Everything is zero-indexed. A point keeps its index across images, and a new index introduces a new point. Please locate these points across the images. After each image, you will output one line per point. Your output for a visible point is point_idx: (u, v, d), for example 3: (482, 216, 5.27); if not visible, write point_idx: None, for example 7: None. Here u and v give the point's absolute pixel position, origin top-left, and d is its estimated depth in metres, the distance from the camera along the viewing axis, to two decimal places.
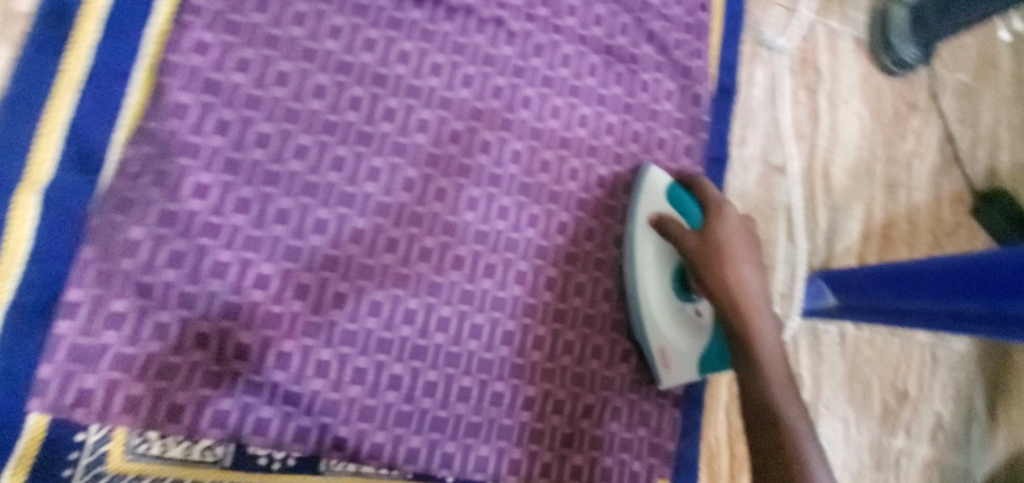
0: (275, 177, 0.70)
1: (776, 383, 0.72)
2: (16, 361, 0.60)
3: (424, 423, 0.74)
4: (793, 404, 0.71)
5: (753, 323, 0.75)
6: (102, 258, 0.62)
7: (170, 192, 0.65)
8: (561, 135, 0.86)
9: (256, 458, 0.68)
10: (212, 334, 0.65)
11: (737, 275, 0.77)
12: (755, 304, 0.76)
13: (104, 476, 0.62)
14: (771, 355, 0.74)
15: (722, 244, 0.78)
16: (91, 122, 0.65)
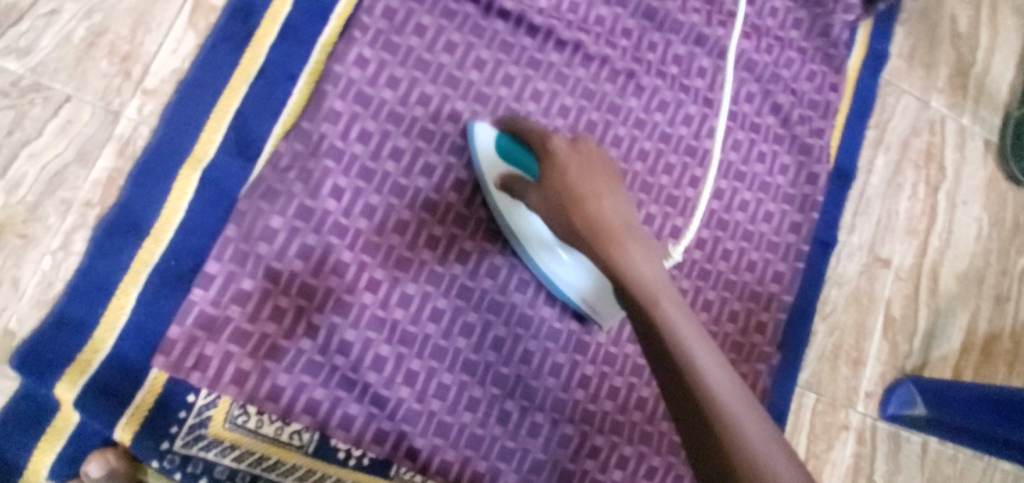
0: (402, 190, 0.74)
1: (724, 392, 0.55)
2: (153, 317, 0.66)
3: (491, 450, 0.75)
4: (757, 423, 0.54)
5: (661, 291, 0.60)
6: (243, 239, 0.68)
7: (312, 189, 0.71)
8: (671, 191, 0.85)
9: (336, 450, 0.71)
10: (322, 325, 0.70)
11: (597, 216, 0.64)
12: (650, 261, 0.62)
13: (203, 439, 0.66)
14: (699, 341, 0.58)
15: (578, 177, 0.66)
16: (255, 114, 0.72)
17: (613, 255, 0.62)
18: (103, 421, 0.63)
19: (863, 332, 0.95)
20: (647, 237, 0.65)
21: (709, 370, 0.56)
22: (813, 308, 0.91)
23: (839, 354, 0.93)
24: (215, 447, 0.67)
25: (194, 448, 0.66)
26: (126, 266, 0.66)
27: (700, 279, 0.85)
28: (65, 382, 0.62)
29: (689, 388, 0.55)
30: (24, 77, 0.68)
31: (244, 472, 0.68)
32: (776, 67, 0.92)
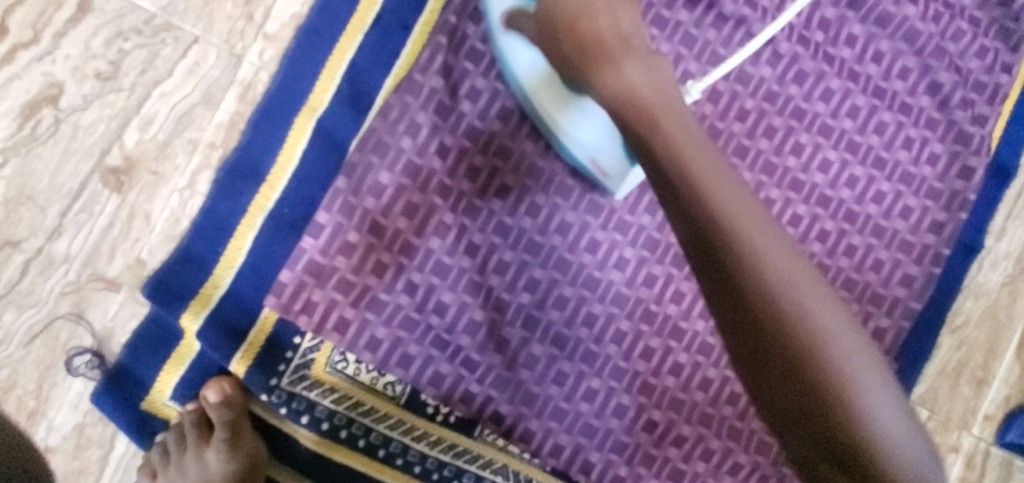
0: (507, 151, 0.72)
1: (739, 214, 0.45)
2: (265, 260, 0.68)
3: (574, 425, 0.74)
4: (839, 319, 0.45)
5: (707, 159, 0.48)
6: (352, 190, 0.68)
7: (420, 145, 0.70)
8: (796, 175, 0.77)
9: (425, 405, 0.72)
10: (421, 284, 0.70)
11: (619, 73, 0.52)
12: (645, 74, 0.52)
13: (306, 379, 0.69)
14: (761, 224, 0.46)
15: (572, 12, 0.54)
16: (369, 65, 0.70)
17: (645, 115, 0.50)
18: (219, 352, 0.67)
19: (995, 351, 0.84)
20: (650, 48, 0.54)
21: (779, 260, 0.45)
22: (939, 317, 0.83)
23: (962, 372, 0.84)
24: (316, 388, 0.69)
25: (298, 387, 0.69)
26: (244, 209, 0.68)
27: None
28: (189, 314, 0.66)
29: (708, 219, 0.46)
30: (156, 16, 0.69)
31: (342, 414, 0.70)
32: (942, 39, 0.80)
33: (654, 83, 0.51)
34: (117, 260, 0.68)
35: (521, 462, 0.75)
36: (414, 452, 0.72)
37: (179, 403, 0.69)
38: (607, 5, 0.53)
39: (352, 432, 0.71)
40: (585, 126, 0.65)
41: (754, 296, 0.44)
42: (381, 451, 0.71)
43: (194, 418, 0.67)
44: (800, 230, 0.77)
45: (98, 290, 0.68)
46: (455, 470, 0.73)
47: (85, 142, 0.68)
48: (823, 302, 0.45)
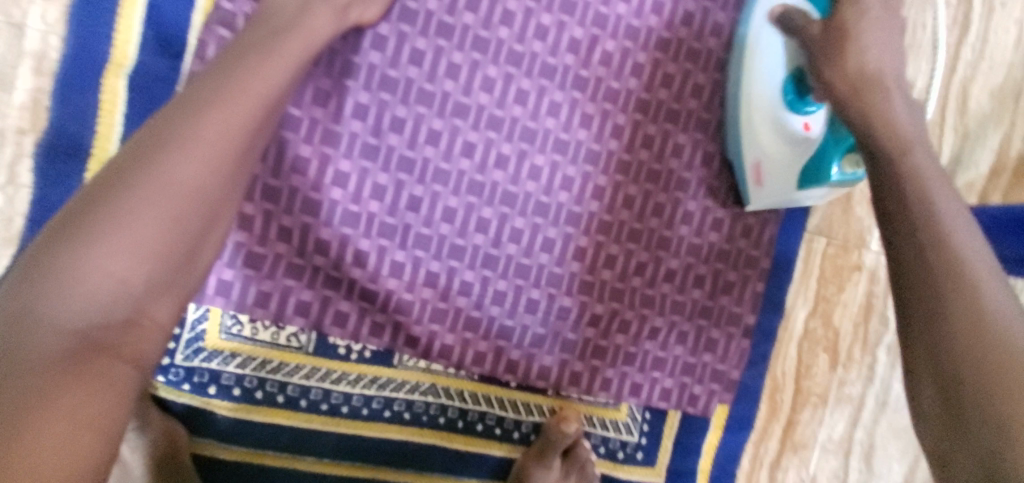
0: (428, 96, 0.73)
1: (939, 198, 0.51)
2: None
3: (556, 345, 0.80)
4: (1013, 343, 0.43)
5: (930, 171, 0.54)
6: (270, 173, 0.70)
7: (333, 113, 0.71)
8: (690, 45, 0.79)
9: (336, 347, 0.74)
10: (371, 251, 0.73)
11: (866, 58, 0.61)
12: (913, 122, 0.59)
13: (203, 351, 0.70)
14: (949, 198, 0.51)
15: (856, 89, 0.61)
16: (172, 5, 0.68)
17: (864, 94, 0.60)
18: (176, 357, 0.70)
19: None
20: (916, 104, 0.61)
21: (966, 241, 0.48)
22: None
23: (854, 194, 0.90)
24: (299, 372, 0.73)
25: (195, 360, 0.70)
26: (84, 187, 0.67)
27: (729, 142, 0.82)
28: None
29: (901, 200, 0.52)
30: None
31: (251, 376, 0.72)
32: None
33: (908, 110, 0.59)
34: None
35: (499, 388, 0.80)
36: (419, 404, 0.77)
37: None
38: (872, 24, 0.62)
39: (267, 391, 0.73)
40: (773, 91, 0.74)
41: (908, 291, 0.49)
42: (324, 405, 0.74)
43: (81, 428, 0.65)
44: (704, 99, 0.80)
45: None
46: (458, 410, 0.79)
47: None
48: (987, 267, 0.47)
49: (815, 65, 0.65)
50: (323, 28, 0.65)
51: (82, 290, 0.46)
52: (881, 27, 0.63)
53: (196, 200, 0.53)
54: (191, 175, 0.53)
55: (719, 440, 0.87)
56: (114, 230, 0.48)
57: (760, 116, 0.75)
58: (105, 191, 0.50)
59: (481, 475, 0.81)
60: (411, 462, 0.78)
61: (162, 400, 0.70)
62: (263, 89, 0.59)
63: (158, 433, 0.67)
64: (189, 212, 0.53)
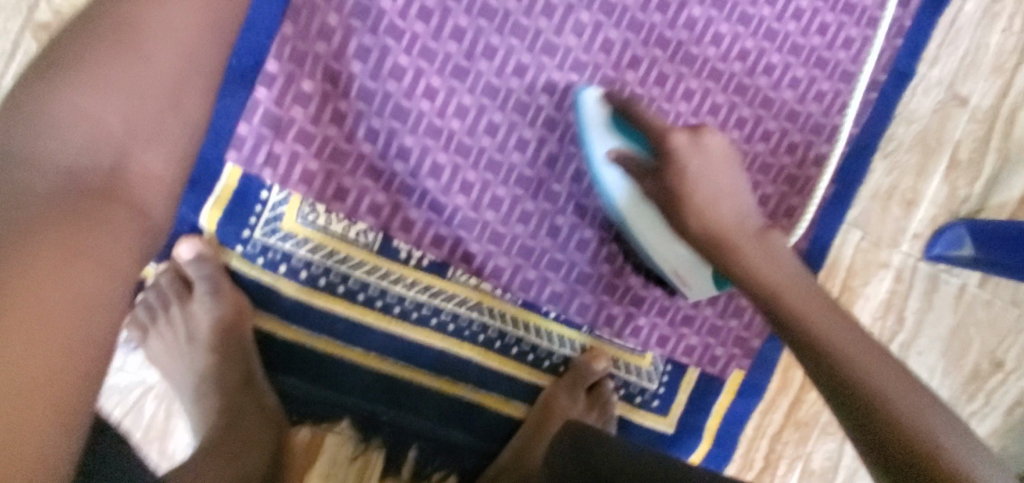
0: (522, 31, 0.77)
1: (823, 323, 0.68)
2: None
3: (598, 285, 0.85)
4: (881, 366, 0.64)
5: (749, 248, 0.75)
6: (367, 76, 0.74)
7: (433, 29, 0.75)
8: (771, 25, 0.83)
9: (399, 251, 0.79)
10: (446, 166, 0.78)
11: (711, 212, 0.75)
12: (735, 208, 0.76)
13: (279, 232, 0.75)
14: (757, 248, 0.75)
15: (712, 247, 0.75)
16: None
17: (723, 253, 0.75)
18: (255, 232, 0.75)
19: (923, 174, 0.93)
20: (739, 179, 0.77)
21: (750, 265, 0.74)
22: (876, 143, 0.91)
23: (893, 195, 0.93)
24: (362, 267, 0.78)
25: (272, 238, 0.75)
26: None
27: (787, 121, 0.86)
28: (213, 210, 0.73)
29: (835, 373, 0.65)
30: None
31: (319, 263, 0.77)
32: None
33: (736, 230, 0.75)
34: None
35: (539, 317, 0.85)
36: (463, 318, 0.82)
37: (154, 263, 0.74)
38: (710, 176, 0.75)
39: (330, 280, 0.78)
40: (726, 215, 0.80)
41: (811, 343, 0.68)
42: (379, 303, 0.79)
43: (171, 276, 0.74)
44: (773, 78, 0.84)
45: None
46: (498, 331, 0.84)
47: None
48: (853, 346, 0.66)
49: (665, 211, 0.76)
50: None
51: (66, 137, 0.49)
52: (718, 166, 0.75)
53: (185, 65, 0.55)
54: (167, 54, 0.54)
55: (729, 403, 0.93)
56: (86, 112, 0.50)
57: (645, 222, 0.80)
58: (79, 44, 0.52)
59: (509, 395, 0.86)
60: (447, 371, 0.83)
61: (235, 271, 0.76)
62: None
63: (223, 303, 0.74)
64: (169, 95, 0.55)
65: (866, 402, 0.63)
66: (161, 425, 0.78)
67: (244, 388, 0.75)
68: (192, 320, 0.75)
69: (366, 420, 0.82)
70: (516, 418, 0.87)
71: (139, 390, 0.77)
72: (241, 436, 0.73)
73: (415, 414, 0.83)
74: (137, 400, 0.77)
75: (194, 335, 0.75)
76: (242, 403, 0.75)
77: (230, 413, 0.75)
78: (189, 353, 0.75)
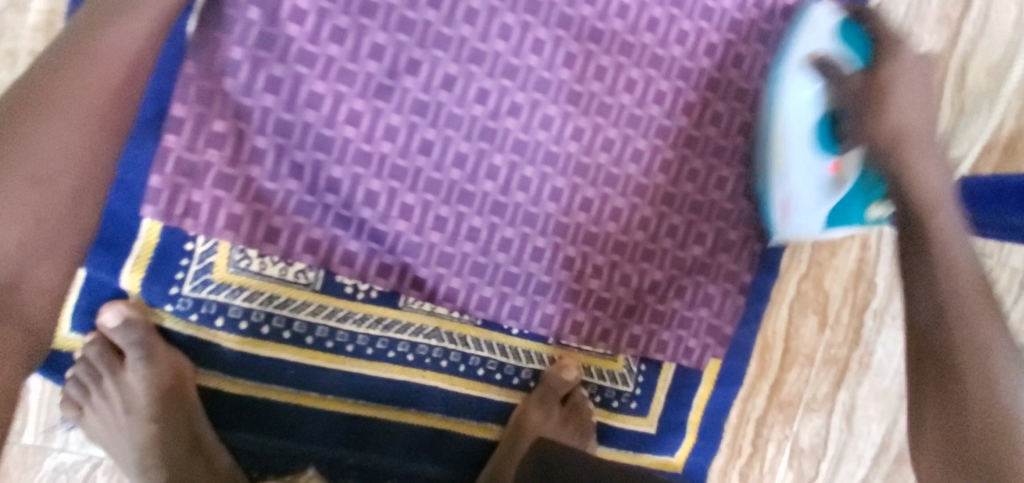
0: (444, 40, 0.73)
1: (948, 230, 0.63)
2: None
3: (559, 293, 0.82)
4: (966, 255, 0.62)
5: (914, 110, 0.68)
6: (284, 108, 0.69)
7: (349, 50, 0.70)
8: (706, 4, 0.80)
9: (343, 286, 0.75)
10: (382, 192, 0.73)
11: (896, 116, 0.68)
12: (926, 156, 0.67)
13: (210, 283, 0.71)
14: (926, 152, 0.67)
15: (892, 148, 0.68)
16: None
17: (893, 161, 0.68)
18: (184, 287, 0.70)
19: None
20: (921, 70, 0.70)
21: (929, 173, 0.66)
22: None
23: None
24: (306, 309, 0.74)
25: (203, 291, 0.71)
26: None
27: (735, 100, 0.83)
28: (132, 272, 0.69)
29: (940, 315, 0.60)
30: None
31: (258, 310, 0.72)
32: None
33: (919, 131, 0.68)
34: None
35: (502, 335, 0.82)
36: (422, 347, 0.78)
37: (80, 334, 0.70)
38: (900, 98, 0.68)
39: (274, 326, 0.73)
40: (806, 127, 0.77)
41: (919, 214, 0.65)
42: (330, 343, 0.75)
43: (98, 347, 0.69)
44: (715, 59, 0.81)
45: None
46: (461, 355, 0.80)
47: None
48: (965, 251, 0.62)
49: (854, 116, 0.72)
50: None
51: None
52: (914, 67, 0.70)
53: (83, 169, 0.55)
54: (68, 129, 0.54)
55: (710, 395, 0.90)
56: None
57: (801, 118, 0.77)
58: None
59: (480, 419, 0.83)
60: (413, 403, 0.80)
61: (170, 331, 0.71)
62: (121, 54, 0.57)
63: (162, 366, 0.69)
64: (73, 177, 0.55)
65: (953, 332, 0.58)
66: None
67: (194, 453, 0.71)
68: (129, 391, 0.70)
69: (332, 465, 0.79)
70: (490, 441, 0.84)
71: (88, 467, 0.73)
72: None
73: (383, 453, 0.80)
74: (86, 478, 0.73)
75: (133, 406, 0.70)
76: (195, 470, 0.71)
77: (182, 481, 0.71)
78: (130, 425, 0.70)
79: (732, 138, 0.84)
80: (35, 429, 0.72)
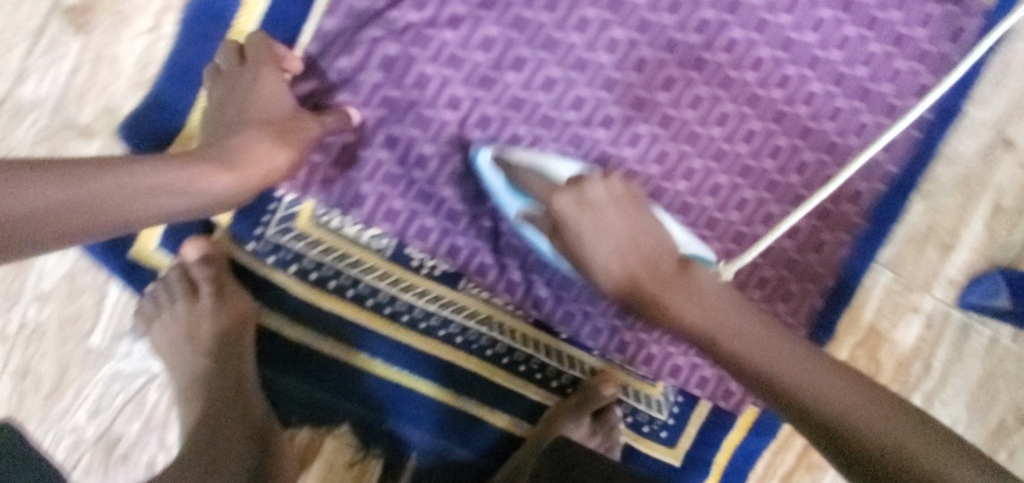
0: (553, 44, 0.75)
1: (779, 369, 0.68)
2: (177, 94, 0.71)
3: (611, 309, 0.82)
4: (795, 359, 0.68)
5: (653, 251, 0.73)
6: (392, 81, 0.73)
7: (463, 37, 0.73)
8: (816, 53, 0.80)
9: (411, 259, 0.77)
10: (465, 176, 0.76)
11: (682, 311, 0.70)
12: (695, 294, 0.71)
13: (292, 231, 0.74)
14: (672, 291, 0.71)
15: (710, 315, 0.70)
16: None
17: (658, 310, 0.71)
18: (268, 230, 0.74)
19: (961, 217, 0.89)
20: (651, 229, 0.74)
21: (679, 308, 0.70)
22: (914, 181, 0.86)
23: (928, 237, 0.89)
24: (372, 273, 0.77)
25: (284, 238, 0.74)
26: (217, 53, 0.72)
27: (826, 154, 0.82)
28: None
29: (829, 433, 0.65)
30: None
31: (329, 265, 0.76)
32: None
33: (711, 288, 0.72)
34: (93, 107, 0.71)
35: (549, 336, 0.83)
36: (472, 332, 0.81)
37: (168, 254, 0.74)
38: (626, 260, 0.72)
39: (340, 283, 0.76)
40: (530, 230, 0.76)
41: (740, 360, 0.69)
42: (387, 310, 0.78)
43: (179, 277, 0.73)
44: (813, 108, 0.81)
45: (73, 139, 0.71)
46: (506, 347, 0.82)
47: (148, 13, 0.72)
48: (826, 379, 0.67)
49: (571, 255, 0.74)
50: (292, 148, 0.64)
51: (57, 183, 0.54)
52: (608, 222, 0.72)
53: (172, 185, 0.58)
54: (161, 207, 0.58)
55: (740, 441, 0.89)
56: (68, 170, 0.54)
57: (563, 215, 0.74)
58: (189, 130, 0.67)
59: (512, 412, 0.85)
60: (451, 383, 0.82)
61: (247, 268, 0.76)
62: (240, 191, 0.61)
63: (234, 304, 0.74)
64: (148, 197, 0.57)
65: (854, 438, 0.63)
66: (162, 416, 0.78)
67: (232, 399, 0.73)
68: (192, 323, 0.74)
69: (366, 428, 0.81)
70: (517, 435, 0.85)
71: (143, 379, 0.77)
72: (220, 449, 0.71)
73: (414, 426, 0.82)
74: (139, 390, 0.77)
75: (192, 338, 0.74)
76: (229, 415, 0.72)
77: (214, 423, 0.72)
78: (186, 354, 0.75)
79: (814, 190, 0.82)
80: (104, 333, 0.75)
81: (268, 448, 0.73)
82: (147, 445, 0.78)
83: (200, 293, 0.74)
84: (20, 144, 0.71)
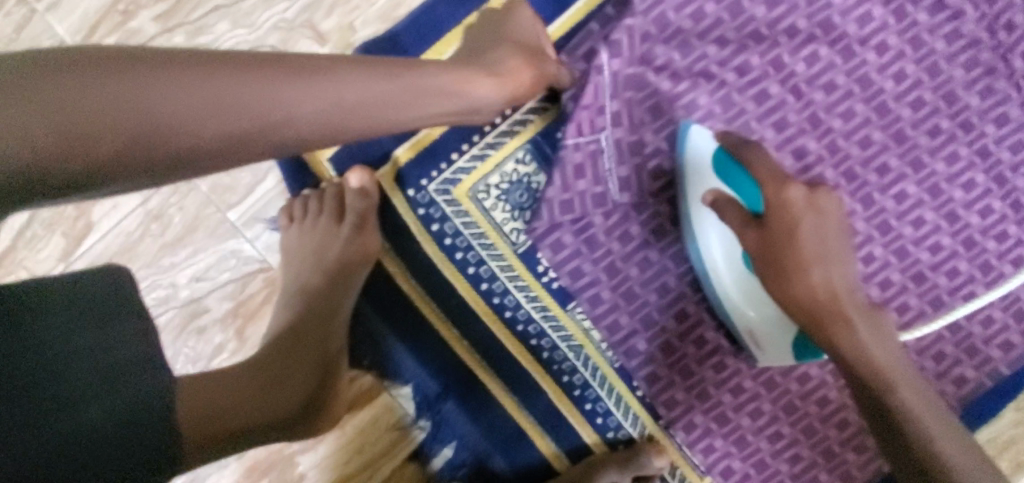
0: (748, 131, 0.79)
1: (946, 445, 0.60)
2: (410, 39, 0.76)
3: (693, 387, 0.83)
4: (949, 431, 0.61)
5: (844, 290, 0.64)
6: (595, 112, 0.76)
7: (673, 93, 0.78)
8: (973, 234, 0.81)
9: (538, 263, 0.80)
10: (617, 211, 0.79)
11: (862, 348, 0.62)
12: (881, 344, 0.63)
13: (448, 194, 0.79)
14: (870, 328, 0.63)
15: (888, 361, 0.62)
16: None
17: (839, 337, 0.63)
18: (430, 185, 0.79)
19: None
20: (846, 257, 0.66)
21: (849, 295, 0.64)
22: (1021, 392, 0.85)
23: (1010, 449, 0.87)
24: (499, 260, 0.80)
25: (440, 197, 0.79)
26: (460, 21, 0.77)
27: (946, 328, 0.84)
28: (406, 150, 0.78)
29: None
30: None
31: (465, 237, 0.79)
32: None
33: (898, 357, 0.63)
34: (333, 18, 0.77)
35: (625, 387, 0.83)
36: (560, 353, 0.82)
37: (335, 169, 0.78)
38: (828, 264, 0.64)
39: (466, 257, 0.80)
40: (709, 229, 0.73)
41: (903, 422, 0.61)
42: (495, 299, 0.80)
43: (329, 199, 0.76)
44: (953, 283, 0.82)
45: (307, 39, 0.77)
46: (583, 380, 0.82)
47: None
48: (985, 476, 0.58)
49: (756, 255, 0.66)
50: (525, 77, 0.69)
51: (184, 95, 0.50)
52: (828, 224, 0.65)
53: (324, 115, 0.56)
54: (303, 120, 0.55)
55: None
56: (281, 86, 0.54)
57: (718, 243, 0.73)
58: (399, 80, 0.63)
59: (560, 446, 0.83)
60: (518, 391, 0.82)
61: (392, 210, 0.79)
62: (407, 120, 0.62)
63: (370, 239, 0.75)
64: (310, 105, 0.55)
65: None
66: (253, 307, 0.80)
67: (322, 323, 0.72)
68: (321, 242, 0.75)
69: (425, 400, 0.82)
70: (554, 469, 0.83)
71: (254, 267, 0.79)
72: (296, 363, 0.68)
73: (467, 418, 0.81)
74: (248, 275, 0.79)
75: (314, 257, 0.75)
76: (315, 335, 0.71)
77: (297, 337, 0.71)
78: (303, 268, 0.75)
79: (921, 359, 0.84)
80: (244, 212, 0.79)
81: (330, 381, 0.71)
82: (227, 328, 0.80)
83: (342, 220, 0.75)
84: (259, 23, 0.76)
